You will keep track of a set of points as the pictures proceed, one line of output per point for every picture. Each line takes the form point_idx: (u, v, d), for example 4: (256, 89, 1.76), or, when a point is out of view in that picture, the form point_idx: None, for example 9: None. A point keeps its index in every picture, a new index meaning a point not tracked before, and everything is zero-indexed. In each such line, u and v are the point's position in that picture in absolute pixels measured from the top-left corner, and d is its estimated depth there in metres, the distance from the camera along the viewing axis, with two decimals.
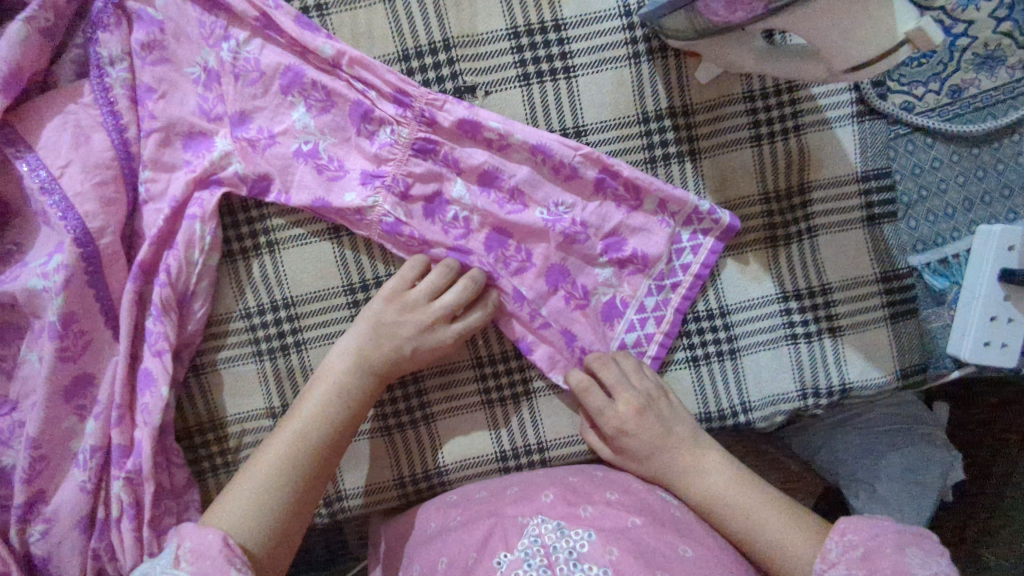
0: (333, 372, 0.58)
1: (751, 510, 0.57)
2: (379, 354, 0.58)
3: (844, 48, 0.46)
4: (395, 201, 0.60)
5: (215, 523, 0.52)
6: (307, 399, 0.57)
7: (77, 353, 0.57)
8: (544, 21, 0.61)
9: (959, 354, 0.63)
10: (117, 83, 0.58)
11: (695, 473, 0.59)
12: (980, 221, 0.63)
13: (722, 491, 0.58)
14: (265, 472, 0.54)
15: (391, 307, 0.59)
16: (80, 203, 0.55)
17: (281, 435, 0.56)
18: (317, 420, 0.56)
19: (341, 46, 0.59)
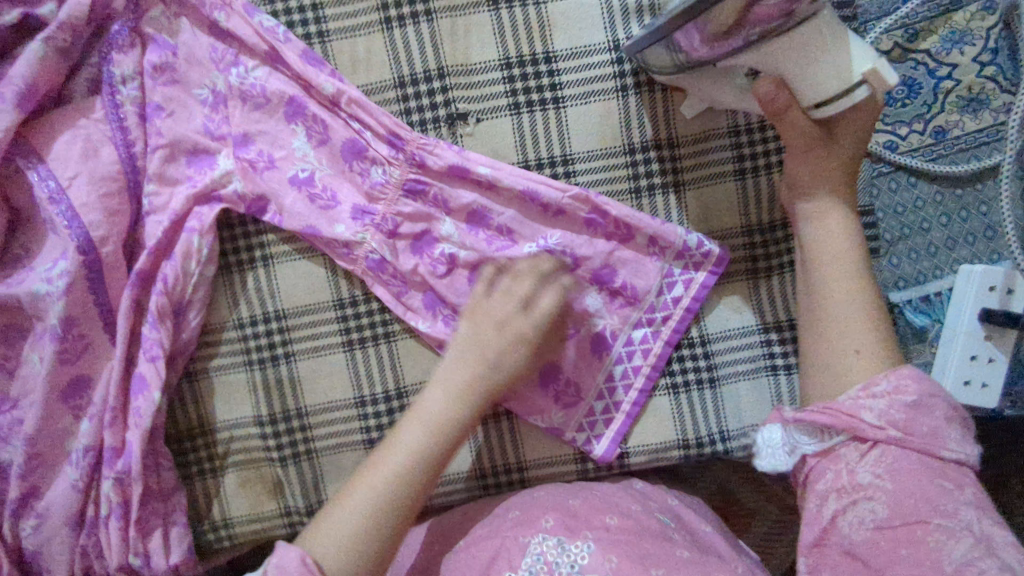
0: (431, 402, 0.56)
1: (835, 268, 0.58)
2: (472, 379, 0.57)
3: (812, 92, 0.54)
4: (382, 239, 0.63)
5: (314, 543, 0.52)
6: (393, 446, 0.55)
7: (76, 356, 0.60)
8: (535, 53, 0.63)
9: (939, 393, 0.63)
10: (128, 101, 0.61)
11: (826, 227, 0.59)
12: (963, 261, 0.64)
13: (838, 257, 0.58)
14: (351, 522, 0.53)
15: (467, 360, 0.57)
16: (86, 213, 0.58)
17: (380, 460, 0.55)
18: (403, 459, 0.54)
19: (341, 86, 0.61)
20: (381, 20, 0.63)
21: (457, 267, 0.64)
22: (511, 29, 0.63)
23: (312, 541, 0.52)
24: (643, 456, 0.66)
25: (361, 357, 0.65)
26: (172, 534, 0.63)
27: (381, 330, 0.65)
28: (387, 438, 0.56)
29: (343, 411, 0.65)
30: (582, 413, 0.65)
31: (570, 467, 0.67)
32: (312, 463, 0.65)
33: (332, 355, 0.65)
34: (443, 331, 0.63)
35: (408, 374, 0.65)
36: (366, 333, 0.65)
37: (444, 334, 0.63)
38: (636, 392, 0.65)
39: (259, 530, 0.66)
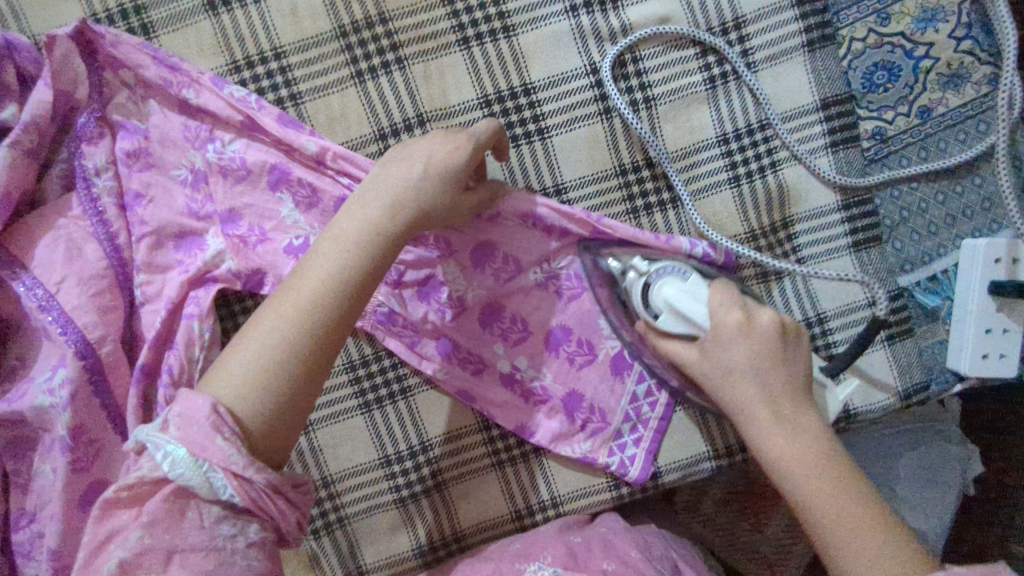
0: (351, 226, 0.51)
1: (834, 496, 0.49)
2: (354, 223, 0.51)
3: (713, 353, 0.54)
4: (389, 290, 0.63)
5: (212, 386, 0.46)
6: (302, 275, 0.49)
7: (89, 463, 0.57)
8: (513, 86, 0.62)
9: (959, 369, 0.64)
10: (104, 193, 0.60)
11: (772, 436, 0.52)
12: (964, 236, 0.64)
13: (802, 463, 0.51)
14: (250, 363, 0.46)
15: (377, 186, 0.52)
16: (78, 315, 0.56)
17: (298, 289, 0.48)
18: (301, 294, 0.48)
19: (323, 142, 0.59)
20: (352, 74, 0.61)
21: (466, 309, 0.63)
22: (486, 66, 0.62)
23: (211, 386, 0.46)
24: (675, 472, 0.65)
25: (380, 416, 0.64)
26: None
27: (397, 386, 0.64)
28: (288, 282, 0.49)
29: (369, 472, 0.65)
30: (610, 437, 0.64)
31: (606, 494, 0.65)
32: (345, 529, 0.65)
33: (352, 419, 0.64)
34: (461, 376, 0.63)
35: (429, 427, 0.65)
36: (383, 391, 0.64)
37: (463, 378, 0.64)
38: (662, 409, 0.63)
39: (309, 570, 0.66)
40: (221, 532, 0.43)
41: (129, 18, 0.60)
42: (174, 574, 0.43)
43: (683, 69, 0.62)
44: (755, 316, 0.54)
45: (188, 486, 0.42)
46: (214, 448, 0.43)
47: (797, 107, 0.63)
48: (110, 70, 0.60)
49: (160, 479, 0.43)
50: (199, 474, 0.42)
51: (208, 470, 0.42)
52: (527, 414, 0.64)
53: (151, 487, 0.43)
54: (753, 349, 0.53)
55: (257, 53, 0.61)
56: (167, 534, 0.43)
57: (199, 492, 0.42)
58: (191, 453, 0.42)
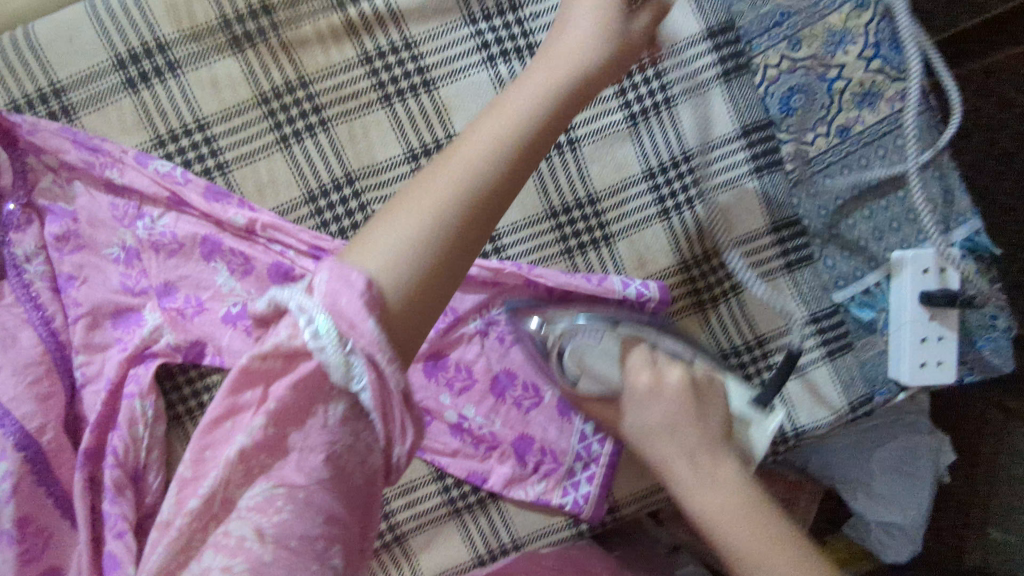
0: (516, 102, 0.48)
1: (767, 557, 0.45)
2: (510, 104, 0.48)
3: (626, 415, 0.54)
4: None
5: (368, 258, 0.41)
6: (478, 132, 0.46)
7: (38, 554, 0.55)
8: (438, 139, 0.62)
9: (900, 379, 0.65)
10: (37, 277, 0.60)
11: (699, 486, 0.48)
12: (893, 247, 0.65)
13: (727, 520, 0.46)
14: (405, 241, 0.42)
15: (525, 77, 0.50)
16: (16, 406, 0.56)
17: (448, 162, 0.45)
18: (467, 174, 0.44)
19: (251, 214, 0.60)
20: (277, 139, 0.62)
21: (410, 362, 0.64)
22: (410, 121, 0.62)
23: (363, 257, 0.41)
24: (631, 503, 0.66)
25: None
26: None
27: None
28: (424, 170, 0.45)
29: None
30: (563, 476, 0.64)
31: (563, 532, 0.66)
32: None
33: None
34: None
35: None
36: None
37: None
38: (612, 445, 0.64)
39: None
40: (333, 439, 0.42)
41: (49, 102, 0.61)
42: (290, 472, 0.42)
43: (603, 109, 0.63)
44: (664, 376, 0.52)
45: (325, 361, 0.39)
46: (364, 327, 0.38)
47: (718, 137, 0.64)
48: (32, 156, 0.60)
49: (296, 350, 0.40)
50: (340, 353, 0.39)
51: (347, 355, 0.39)
52: (479, 460, 0.64)
53: (281, 363, 0.42)
54: (668, 411, 0.51)
55: (181, 125, 0.61)
56: (289, 427, 0.42)
57: (332, 375, 0.40)
58: (337, 329, 0.39)
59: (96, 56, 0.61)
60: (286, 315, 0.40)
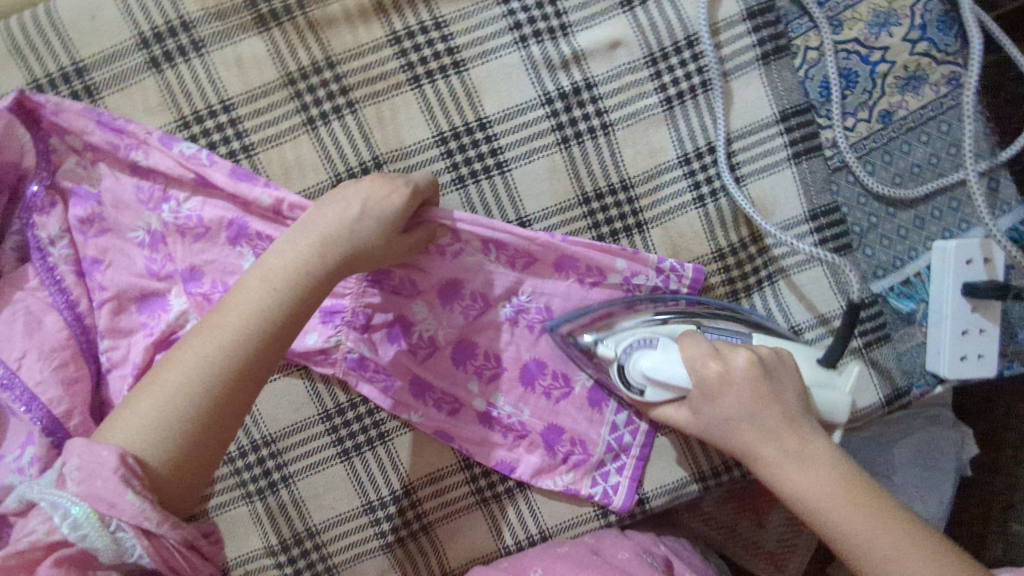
0: (275, 260, 0.51)
1: (860, 525, 0.47)
2: (315, 232, 0.52)
3: (702, 409, 0.54)
4: (358, 336, 0.62)
5: (108, 437, 0.46)
6: (224, 314, 0.50)
7: None
8: (468, 122, 0.61)
9: (939, 372, 0.63)
10: (61, 261, 0.59)
11: (791, 468, 0.50)
12: (935, 237, 0.64)
13: (828, 500, 0.48)
14: (178, 428, 0.46)
15: (305, 217, 0.54)
16: (43, 390, 0.55)
17: (211, 331, 0.49)
18: (204, 369, 0.47)
19: (278, 194, 0.58)
20: (304, 121, 0.60)
21: (438, 349, 0.63)
22: (439, 103, 0.61)
23: (110, 433, 0.46)
24: (659, 498, 0.64)
25: (360, 463, 0.64)
26: None
27: (374, 432, 0.64)
28: (172, 353, 0.49)
29: (352, 521, 0.64)
30: (592, 466, 0.63)
31: (591, 522, 0.65)
32: None
33: (331, 468, 0.64)
34: (437, 417, 0.63)
35: (411, 469, 0.64)
36: (360, 438, 0.64)
37: (439, 419, 0.63)
38: (642, 435, 0.63)
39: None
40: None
41: (71, 82, 0.60)
42: None
43: (638, 92, 0.62)
44: (730, 361, 0.53)
45: (88, 548, 0.42)
46: (120, 509, 0.42)
47: (756, 121, 0.62)
48: (55, 137, 0.59)
49: (54, 543, 0.42)
50: (104, 534, 0.42)
51: (114, 530, 0.43)
52: (507, 449, 0.63)
53: (42, 552, 0.43)
54: (739, 397, 0.52)
55: (206, 106, 0.60)
56: None
57: (103, 554, 0.43)
58: (96, 513, 0.42)
59: (119, 36, 0.59)
60: (36, 511, 0.43)
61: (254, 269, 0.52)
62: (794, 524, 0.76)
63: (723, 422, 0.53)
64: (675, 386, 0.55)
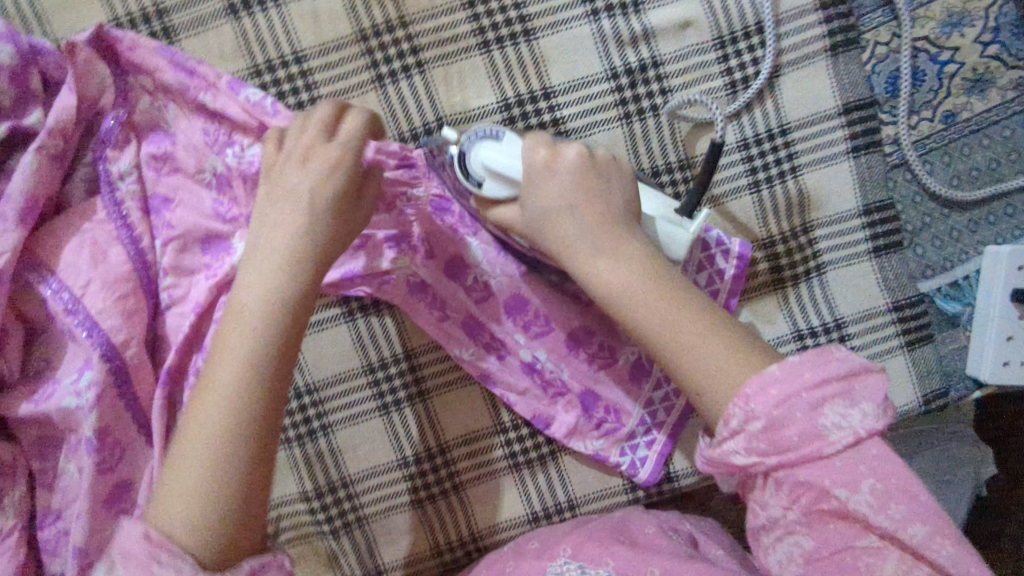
0: (255, 269, 0.48)
1: (669, 313, 0.47)
2: (282, 233, 0.49)
3: (528, 198, 0.51)
4: (421, 264, 0.63)
5: (162, 518, 0.42)
6: (210, 382, 0.45)
7: (114, 463, 0.59)
8: (533, 90, 0.62)
9: (980, 376, 0.63)
10: (128, 196, 0.60)
11: (605, 261, 0.49)
12: (987, 242, 0.64)
13: (634, 290, 0.47)
14: (219, 508, 0.43)
15: (263, 253, 0.49)
16: (104, 318, 0.57)
17: (220, 357, 0.46)
18: (223, 433, 0.44)
19: None
20: (373, 78, 0.61)
21: (491, 297, 0.63)
22: (505, 69, 0.62)
23: (165, 519, 0.42)
24: (689, 477, 0.65)
25: (398, 418, 0.65)
26: None
27: (414, 388, 0.65)
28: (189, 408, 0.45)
29: (386, 473, 0.65)
30: (623, 438, 0.64)
31: (620, 496, 0.66)
32: (363, 529, 0.66)
33: (369, 421, 0.65)
34: (482, 364, 0.63)
35: (448, 430, 0.65)
36: (401, 393, 0.65)
37: (484, 366, 0.63)
38: (677, 414, 0.64)
39: (373, 543, 0.66)
40: None
41: (151, 23, 0.61)
42: None
43: (703, 73, 0.62)
44: (561, 151, 0.52)
45: None
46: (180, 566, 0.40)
47: (819, 112, 0.62)
48: (135, 76, 0.61)
49: None
50: None
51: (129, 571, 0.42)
52: (544, 406, 0.64)
53: None
54: (566, 186, 0.51)
55: (279, 56, 0.61)
56: None
57: None
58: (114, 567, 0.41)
59: None
60: None
61: (228, 319, 0.47)
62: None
63: (550, 209, 0.51)
64: (503, 170, 0.52)
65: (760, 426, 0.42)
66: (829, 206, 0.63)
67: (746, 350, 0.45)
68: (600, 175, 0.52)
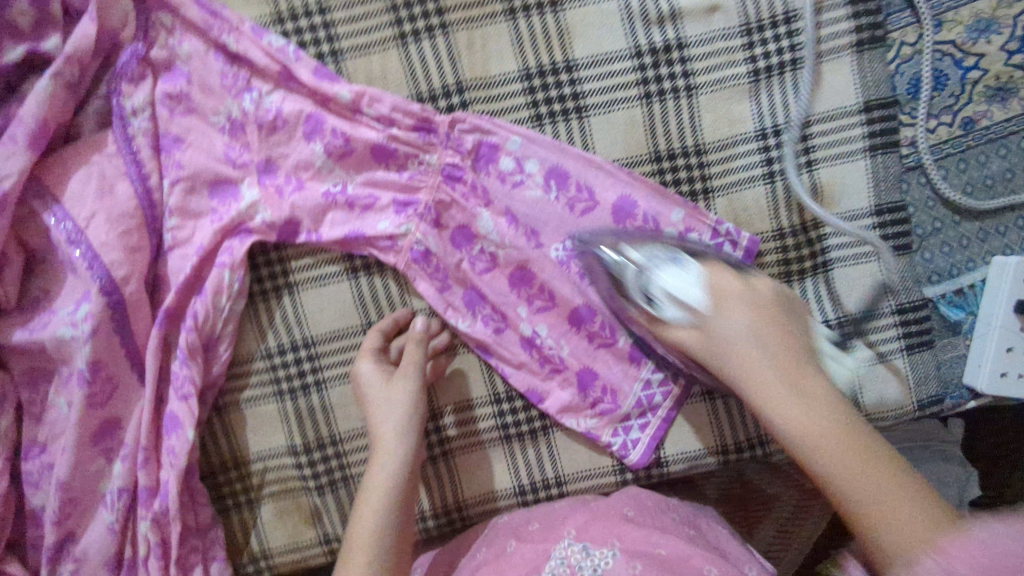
0: (387, 444, 0.58)
1: (844, 440, 0.48)
2: (393, 414, 0.59)
3: (712, 332, 0.54)
4: (428, 229, 0.62)
5: None
6: (377, 478, 0.57)
7: (105, 398, 0.59)
8: (555, 62, 0.61)
9: (976, 385, 0.63)
10: (140, 133, 0.60)
11: (742, 353, 0.53)
12: (995, 252, 0.64)
13: (772, 388, 0.51)
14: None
15: (398, 391, 0.59)
16: (106, 252, 0.57)
17: (374, 474, 0.58)
18: (380, 550, 0.54)
19: (358, 88, 0.60)
20: (395, 36, 0.61)
21: (497, 266, 0.63)
22: (529, 38, 0.61)
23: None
24: (680, 463, 0.65)
25: None
26: (213, 569, 0.63)
27: None
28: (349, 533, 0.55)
29: None
30: (618, 418, 0.64)
31: (608, 477, 0.65)
32: (348, 489, 0.65)
33: None
34: (482, 332, 0.63)
35: (441, 397, 0.65)
36: None
37: (484, 334, 0.63)
38: (671, 399, 0.64)
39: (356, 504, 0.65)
40: None
41: None
42: None
43: (728, 60, 0.62)
44: (751, 282, 0.56)
45: None
46: None
47: (840, 108, 0.62)
48: (157, 12, 0.60)
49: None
50: None
51: None
52: (541, 378, 0.64)
53: None
54: (746, 328, 0.53)
55: (302, 5, 0.61)
56: None
57: None
58: None
59: None
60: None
61: (376, 454, 0.59)
62: (783, 536, 0.78)
63: (737, 321, 0.53)
64: (681, 284, 0.55)
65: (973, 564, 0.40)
66: (841, 203, 0.63)
67: (941, 514, 0.44)
68: (781, 312, 0.55)
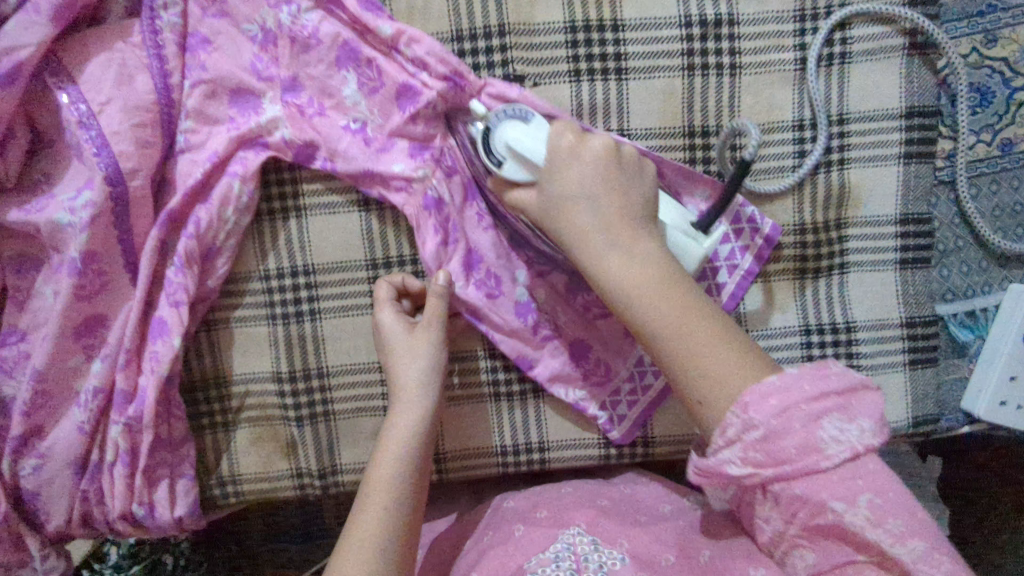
0: (402, 424, 0.56)
1: (669, 299, 0.48)
2: (415, 393, 0.57)
3: (547, 186, 0.52)
4: (442, 179, 0.60)
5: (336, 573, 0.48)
6: (393, 434, 0.55)
7: (93, 293, 0.58)
8: (603, 19, 0.60)
9: (973, 411, 0.63)
10: (168, 28, 0.58)
11: (616, 249, 0.51)
12: (1014, 279, 0.63)
13: (624, 269, 0.50)
14: (394, 544, 0.50)
15: (421, 343, 0.57)
16: (116, 141, 0.55)
17: (384, 454, 0.54)
18: (394, 497, 0.52)
19: (399, 26, 0.58)
20: None
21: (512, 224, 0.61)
22: None
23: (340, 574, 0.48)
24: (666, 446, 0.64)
25: None
26: (179, 486, 0.62)
27: None
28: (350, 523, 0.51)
29: (363, 373, 0.63)
30: (608, 392, 0.63)
31: (592, 451, 0.64)
32: (329, 425, 0.64)
33: (359, 316, 0.62)
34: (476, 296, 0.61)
35: None
36: None
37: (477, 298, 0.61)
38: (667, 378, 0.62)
39: (334, 442, 0.64)
40: None
41: None
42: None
43: (776, 43, 0.60)
44: (590, 138, 0.53)
45: None
46: None
47: (882, 109, 0.61)
48: None
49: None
50: None
51: None
52: (532, 347, 0.62)
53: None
54: (589, 173, 0.52)
55: None
56: None
57: None
58: None
59: None
60: None
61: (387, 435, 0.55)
62: None
63: (578, 186, 0.52)
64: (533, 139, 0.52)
65: (757, 434, 0.42)
66: (868, 206, 0.62)
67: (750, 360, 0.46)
68: (618, 171, 0.52)
